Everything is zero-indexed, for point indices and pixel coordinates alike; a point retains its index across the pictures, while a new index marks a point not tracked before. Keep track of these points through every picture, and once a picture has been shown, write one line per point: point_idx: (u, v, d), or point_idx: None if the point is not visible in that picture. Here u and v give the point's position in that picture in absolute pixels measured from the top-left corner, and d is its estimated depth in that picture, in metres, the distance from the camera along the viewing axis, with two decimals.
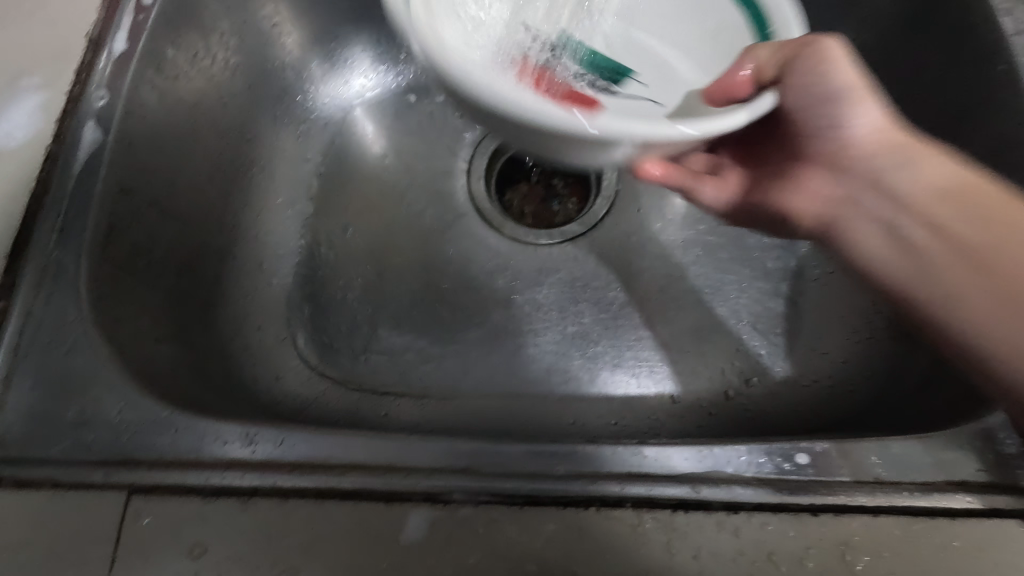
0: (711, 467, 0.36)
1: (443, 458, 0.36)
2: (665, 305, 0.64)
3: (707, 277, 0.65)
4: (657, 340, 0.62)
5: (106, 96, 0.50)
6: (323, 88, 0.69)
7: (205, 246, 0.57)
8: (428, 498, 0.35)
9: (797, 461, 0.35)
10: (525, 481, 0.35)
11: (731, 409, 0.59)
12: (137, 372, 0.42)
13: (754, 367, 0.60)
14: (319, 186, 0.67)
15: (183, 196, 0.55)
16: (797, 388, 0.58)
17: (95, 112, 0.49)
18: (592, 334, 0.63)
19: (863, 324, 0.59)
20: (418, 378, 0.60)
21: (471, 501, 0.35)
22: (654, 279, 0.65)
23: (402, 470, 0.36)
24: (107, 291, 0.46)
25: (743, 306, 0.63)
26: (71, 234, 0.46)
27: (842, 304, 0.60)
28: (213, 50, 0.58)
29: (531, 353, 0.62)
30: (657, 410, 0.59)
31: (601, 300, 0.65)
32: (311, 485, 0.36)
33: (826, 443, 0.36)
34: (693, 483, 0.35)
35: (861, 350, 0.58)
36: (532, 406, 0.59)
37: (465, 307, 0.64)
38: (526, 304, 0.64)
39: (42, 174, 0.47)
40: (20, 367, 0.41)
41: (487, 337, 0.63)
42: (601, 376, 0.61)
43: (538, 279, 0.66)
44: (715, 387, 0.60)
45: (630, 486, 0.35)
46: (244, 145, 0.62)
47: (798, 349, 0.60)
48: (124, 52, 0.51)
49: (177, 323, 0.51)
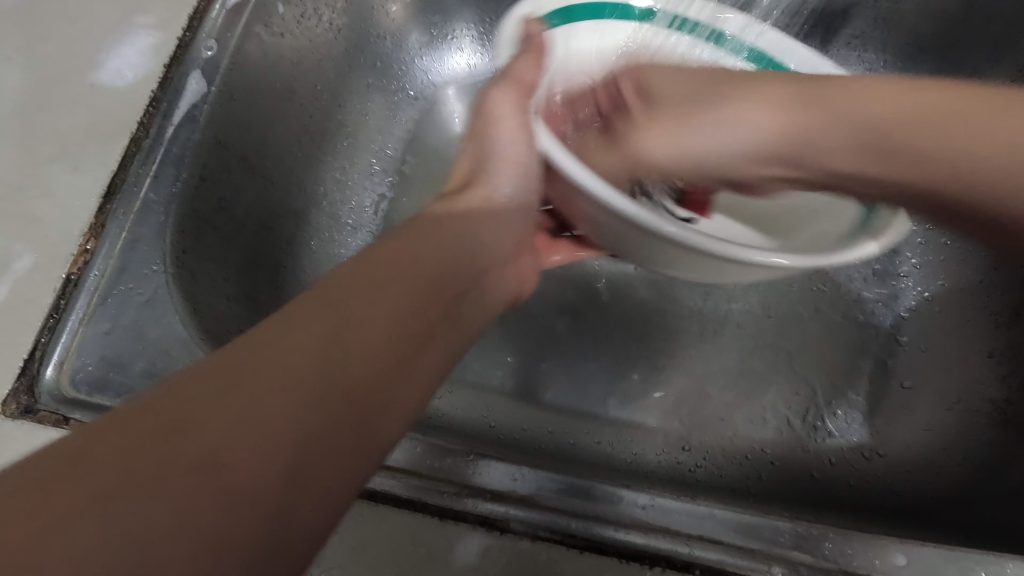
0: (795, 547, 0.33)
1: (505, 482, 0.35)
2: (739, 343, 0.60)
3: (792, 322, 0.60)
4: (724, 378, 0.59)
5: (214, 47, 0.48)
6: (420, 62, 0.66)
7: (285, 205, 0.57)
8: (483, 523, 0.33)
9: (892, 561, 0.32)
10: (587, 523, 0.33)
11: (796, 465, 0.54)
12: (209, 330, 0.42)
13: (826, 428, 0.56)
14: (405, 150, 0.64)
15: (271, 155, 0.54)
16: (873, 456, 0.54)
17: (201, 62, 0.47)
18: (657, 359, 0.60)
19: (958, 405, 0.53)
20: (470, 373, 0.58)
21: (529, 535, 0.33)
22: (732, 310, 0.62)
23: (461, 486, 0.34)
24: (191, 244, 0.45)
25: (824, 355, 0.59)
26: (163, 182, 0.44)
27: (939, 377, 0.55)
28: (321, 11, 0.56)
29: (589, 373, 0.59)
30: (716, 453, 0.55)
31: (674, 324, 0.61)
32: (364, 485, 0.34)
33: (928, 546, 0.32)
34: (770, 561, 0.32)
35: (953, 429, 0.52)
36: (583, 423, 0.57)
37: (531, 308, 0.62)
38: (593, 313, 0.62)
39: (144, 118, 0.46)
40: (101, 308, 0.41)
41: (547, 341, 0.61)
42: (660, 404, 0.58)
43: (609, 292, 0.63)
44: (781, 439, 0.56)
45: (701, 552, 0.33)
46: (334, 111, 0.61)
47: (880, 416, 0.55)
48: (239, 3, 0.49)
49: (248, 284, 0.49)
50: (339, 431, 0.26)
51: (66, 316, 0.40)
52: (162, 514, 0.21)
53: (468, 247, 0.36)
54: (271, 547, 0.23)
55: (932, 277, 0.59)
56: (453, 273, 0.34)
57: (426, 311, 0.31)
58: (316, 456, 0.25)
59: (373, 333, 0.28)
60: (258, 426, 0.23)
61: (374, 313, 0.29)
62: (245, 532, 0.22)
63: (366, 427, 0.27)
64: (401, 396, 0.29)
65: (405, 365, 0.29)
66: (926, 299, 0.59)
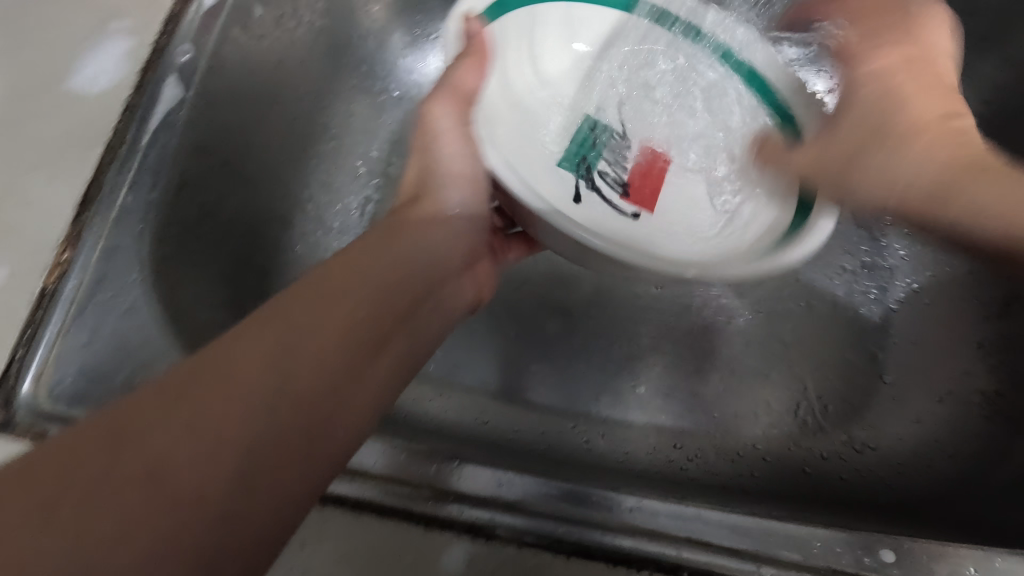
0: (783, 546, 0.33)
1: (490, 487, 0.34)
2: (730, 340, 0.60)
3: (782, 318, 0.60)
4: (715, 376, 0.59)
5: (191, 51, 0.47)
6: (404, 63, 0.66)
7: (270, 211, 0.55)
8: (469, 530, 0.33)
9: (882, 557, 0.32)
10: (573, 527, 0.33)
11: (787, 460, 0.54)
12: (190, 340, 0.41)
13: (818, 423, 0.56)
14: (390, 153, 0.64)
15: (254, 160, 0.53)
16: (865, 450, 0.53)
17: (177, 67, 0.46)
18: (647, 358, 0.60)
19: (949, 396, 0.53)
20: (461, 377, 0.58)
21: (516, 540, 0.33)
22: (721, 308, 0.61)
23: (446, 493, 0.34)
24: (171, 253, 0.44)
25: (813, 351, 0.59)
26: (141, 189, 0.43)
27: (930, 370, 0.55)
28: (300, 12, 0.55)
29: (579, 373, 0.59)
30: (710, 451, 0.55)
31: (665, 322, 0.61)
32: (349, 495, 0.34)
33: (918, 542, 0.32)
34: (759, 562, 0.32)
35: (944, 421, 0.52)
36: (576, 422, 0.56)
37: (522, 310, 0.62)
38: (584, 312, 0.62)
39: (119, 125, 0.45)
40: (79, 321, 0.40)
41: (537, 342, 0.60)
42: (651, 403, 0.58)
43: (599, 291, 0.62)
44: (774, 435, 0.56)
45: (691, 554, 0.32)
46: (318, 115, 0.60)
47: (873, 410, 0.55)
48: (213, 5, 0.48)
49: (233, 291, 0.49)
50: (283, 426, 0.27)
51: (42, 330, 0.40)
52: (107, 517, 0.23)
53: (421, 250, 0.38)
54: (229, 545, 0.25)
55: (922, 269, 0.59)
56: (412, 277, 0.36)
57: (378, 308, 0.33)
58: (263, 464, 0.26)
59: (315, 341, 0.30)
60: (204, 434, 0.26)
61: (321, 318, 0.31)
62: (197, 526, 0.24)
63: (315, 425, 0.28)
64: (355, 394, 0.30)
65: (358, 362, 0.31)
66: (915, 291, 0.59)
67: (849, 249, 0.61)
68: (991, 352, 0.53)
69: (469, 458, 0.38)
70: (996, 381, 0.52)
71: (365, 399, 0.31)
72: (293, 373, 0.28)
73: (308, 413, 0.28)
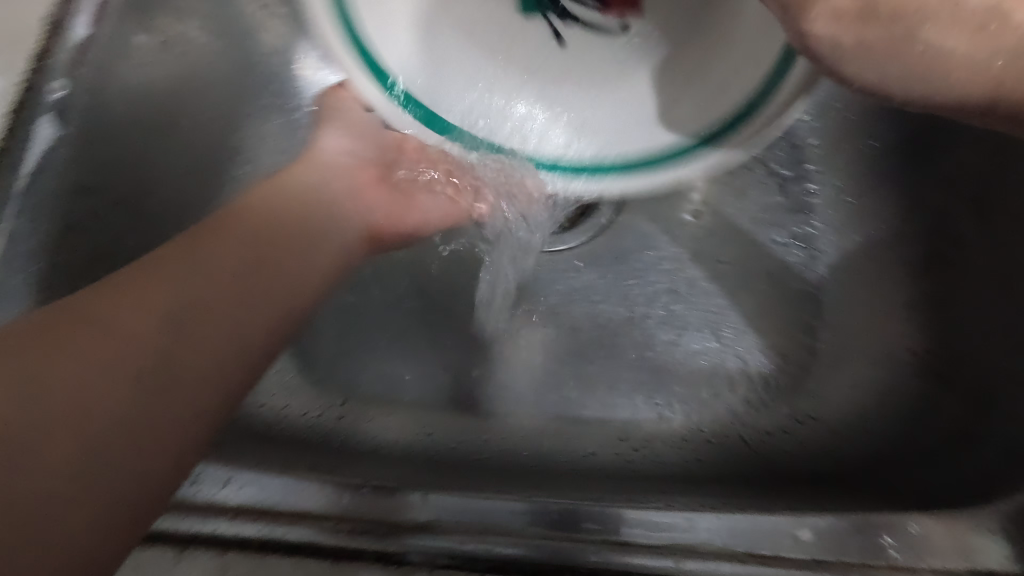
0: (701, 538, 0.32)
1: (404, 511, 0.34)
2: (673, 325, 0.58)
3: (721, 296, 0.59)
4: (660, 363, 0.57)
5: (63, 88, 0.45)
6: None
7: None
8: (380, 558, 0.32)
9: (799, 537, 0.32)
10: (488, 543, 0.33)
11: (731, 440, 0.54)
12: None
13: (762, 398, 0.55)
14: None
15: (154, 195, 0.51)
16: (807, 422, 0.53)
17: (50, 106, 0.44)
18: (589, 351, 0.58)
19: (883, 360, 0.53)
20: (398, 392, 0.56)
21: (428, 564, 0.32)
22: (666, 294, 0.59)
23: (355, 523, 0.33)
24: None
25: (754, 327, 0.58)
26: None
27: (866, 335, 0.54)
28: (190, 34, 0.52)
29: (521, 377, 0.57)
30: (655, 439, 0.54)
31: (608, 314, 0.59)
32: (254, 534, 0.33)
33: (835, 519, 0.32)
34: (679, 557, 0.32)
35: (879, 385, 0.52)
36: (520, 425, 0.55)
37: (460, 313, 0.59)
38: (523, 310, 0.59)
39: None
40: None
41: (480, 348, 0.58)
42: (596, 396, 0.56)
43: (538, 288, 0.59)
44: (719, 416, 0.55)
45: (606, 556, 0.32)
46: None
47: (813, 380, 0.55)
48: (83, 39, 0.45)
49: None
50: (126, 401, 0.31)
51: None
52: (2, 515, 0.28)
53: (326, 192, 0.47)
54: (108, 512, 0.29)
55: (849, 232, 0.57)
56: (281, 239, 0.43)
57: (185, 291, 0.36)
58: (109, 439, 0.31)
59: (144, 324, 0.34)
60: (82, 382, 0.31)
61: (182, 273, 0.37)
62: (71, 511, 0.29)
63: (181, 349, 0.34)
64: (201, 358, 0.35)
65: (218, 327, 0.36)
66: (844, 256, 0.57)
67: (776, 222, 0.59)
68: (921, 310, 0.53)
69: (406, 482, 0.37)
70: (925, 340, 0.51)
71: (229, 356, 0.36)
72: (137, 346, 0.33)
73: (156, 391, 0.33)
